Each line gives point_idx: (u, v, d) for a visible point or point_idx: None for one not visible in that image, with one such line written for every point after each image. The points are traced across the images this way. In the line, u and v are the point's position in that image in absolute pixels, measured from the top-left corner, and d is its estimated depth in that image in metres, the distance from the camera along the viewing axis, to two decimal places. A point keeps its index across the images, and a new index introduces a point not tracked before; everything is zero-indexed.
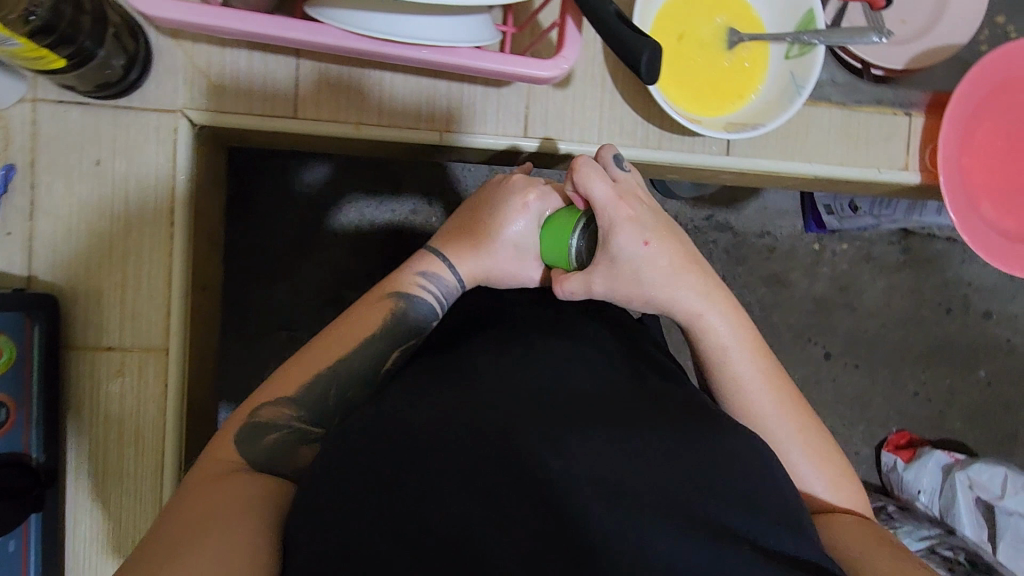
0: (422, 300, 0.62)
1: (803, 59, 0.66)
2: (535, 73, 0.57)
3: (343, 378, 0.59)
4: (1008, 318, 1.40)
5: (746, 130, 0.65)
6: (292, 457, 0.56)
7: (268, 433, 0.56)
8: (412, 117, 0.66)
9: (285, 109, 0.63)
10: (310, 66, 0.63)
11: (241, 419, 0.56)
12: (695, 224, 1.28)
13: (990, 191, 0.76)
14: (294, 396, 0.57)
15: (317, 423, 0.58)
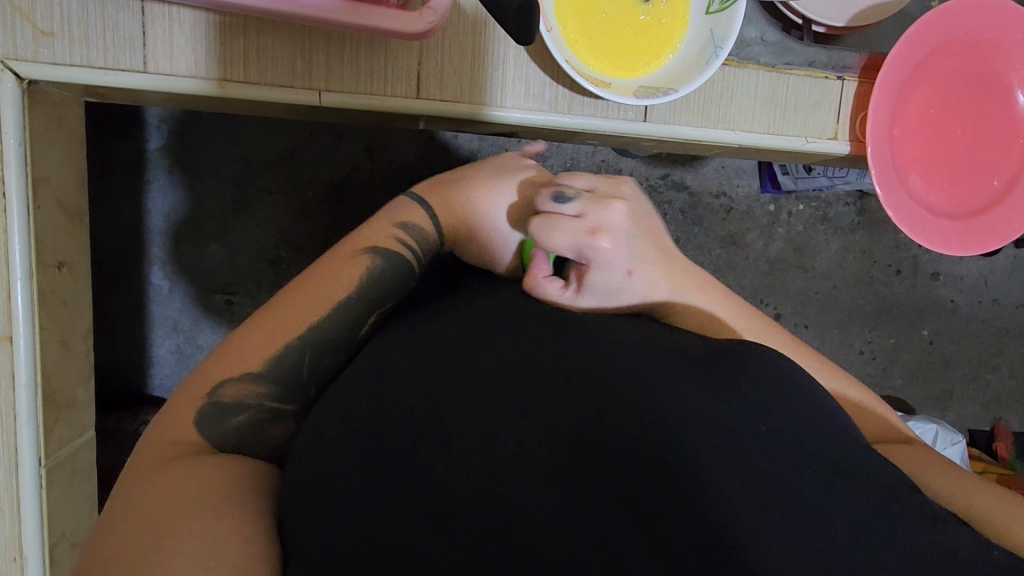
0: (398, 257, 0.59)
1: (722, 15, 0.60)
2: (402, 29, 0.53)
3: (315, 346, 0.54)
4: (953, 279, 1.40)
5: (656, 95, 0.60)
6: (264, 438, 0.51)
7: (234, 413, 0.50)
8: (285, 74, 0.58)
9: (132, 61, 0.55)
10: (159, 11, 0.54)
11: (199, 400, 0.50)
12: (651, 183, 1.22)
13: (917, 163, 0.74)
14: (261, 370, 0.52)
15: (289, 399, 0.52)
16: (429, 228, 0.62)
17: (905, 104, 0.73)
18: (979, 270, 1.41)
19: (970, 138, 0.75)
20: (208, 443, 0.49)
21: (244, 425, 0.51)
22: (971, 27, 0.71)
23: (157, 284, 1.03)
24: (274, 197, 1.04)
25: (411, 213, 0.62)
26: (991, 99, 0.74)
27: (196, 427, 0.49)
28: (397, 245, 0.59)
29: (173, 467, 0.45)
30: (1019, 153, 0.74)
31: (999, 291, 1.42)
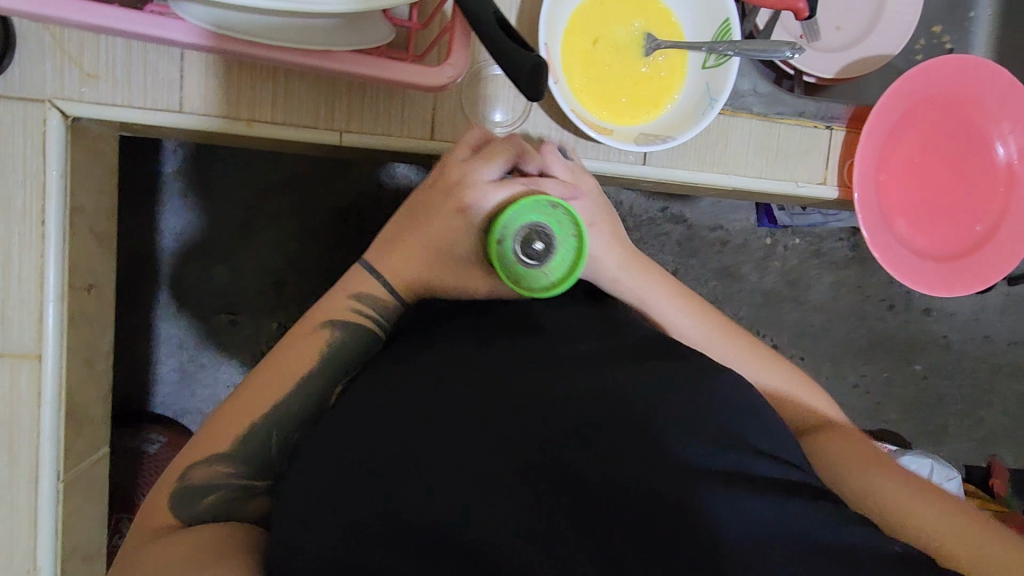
0: (360, 331, 0.58)
1: (717, 70, 0.65)
2: (425, 81, 0.56)
3: (274, 423, 0.55)
4: (945, 315, 1.43)
5: (654, 143, 0.64)
6: (241, 512, 0.53)
7: (205, 493, 0.53)
8: (310, 115, 0.62)
9: (169, 102, 0.59)
10: (197, 58, 0.59)
11: (170, 487, 0.53)
12: (651, 215, 1.27)
13: (903, 209, 0.78)
14: (226, 450, 0.54)
15: (255, 474, 0.54)
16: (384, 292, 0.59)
17: (891, 151, 0.77)
18: (970, 306, 1.44)
19: (953, 184, 0.79)
20: (185, 519, 0.51)
21: (214, 501, 0.53)
22: (951, 83, 0.76)
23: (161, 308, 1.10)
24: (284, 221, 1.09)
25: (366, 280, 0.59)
26: (973, 149, 0.78)
27: (173, 507, 0.52)
28: (357, 317, 0.58)
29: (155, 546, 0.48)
30: (1000, 201, 0.78)
31: (990, 328, 1.45)
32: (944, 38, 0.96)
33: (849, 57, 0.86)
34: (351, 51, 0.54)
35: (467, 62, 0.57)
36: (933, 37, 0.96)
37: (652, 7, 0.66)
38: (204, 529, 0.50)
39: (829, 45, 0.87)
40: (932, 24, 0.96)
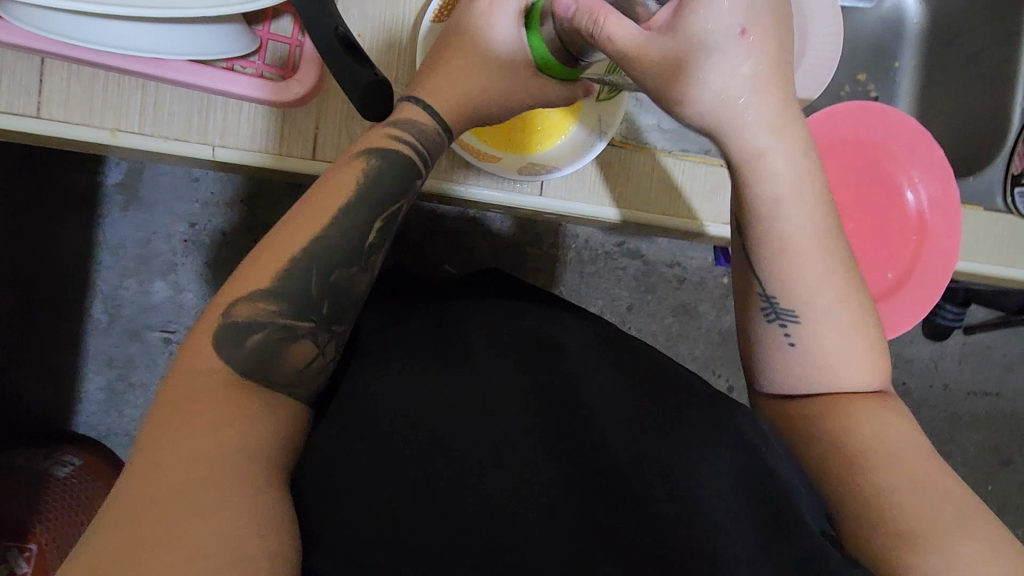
0: (393, 158, 0.54)
1: (609, 104, 0.66)
2: (270, 97, 0.58)
3: (322, 259, 0.50)
4: (904, 361, 1.43)
5: (537, 173, 0.65)
6: (281, 360, 0.48)
7: (250, 333, 0.48)
8: (181, 128, 0.59)
9: (25, 107, 0.56)
10: (59, 66, 0.56)
11: (212, 322, 0.48)
12: (606, 249, 1.25)
13: None
14: (272, 286, 0.49)
15: (303, 317, 0.50)
16: (429, 121, 0.56)
17: None
18: (929, 353, 1.46)
19: (865, 229, 0.78)
20: (230, 364, 0.46)
21: (258, 345, 0.47)
22: (857, 129, 0.76)
23: (96, 317, 1.21)
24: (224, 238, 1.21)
25: (407, 111, 0.56)
26: (885, 194, 0.78)
27: (216, 349, 0.46)
28: (391, 143, 0.54)
29: (189, 403, 0.43)
30: (912, 248, 0.77)
31: (949, 377, 1.47)
32: (870, 86, 0.96)
33: None
34: (188, 61, 0.55)
35: (313, 80, 0.58)
36: (859, 85, 0.96)
37: None
38: (245, 396, 0.45)
39: None
40: (857, 71, 0.96)
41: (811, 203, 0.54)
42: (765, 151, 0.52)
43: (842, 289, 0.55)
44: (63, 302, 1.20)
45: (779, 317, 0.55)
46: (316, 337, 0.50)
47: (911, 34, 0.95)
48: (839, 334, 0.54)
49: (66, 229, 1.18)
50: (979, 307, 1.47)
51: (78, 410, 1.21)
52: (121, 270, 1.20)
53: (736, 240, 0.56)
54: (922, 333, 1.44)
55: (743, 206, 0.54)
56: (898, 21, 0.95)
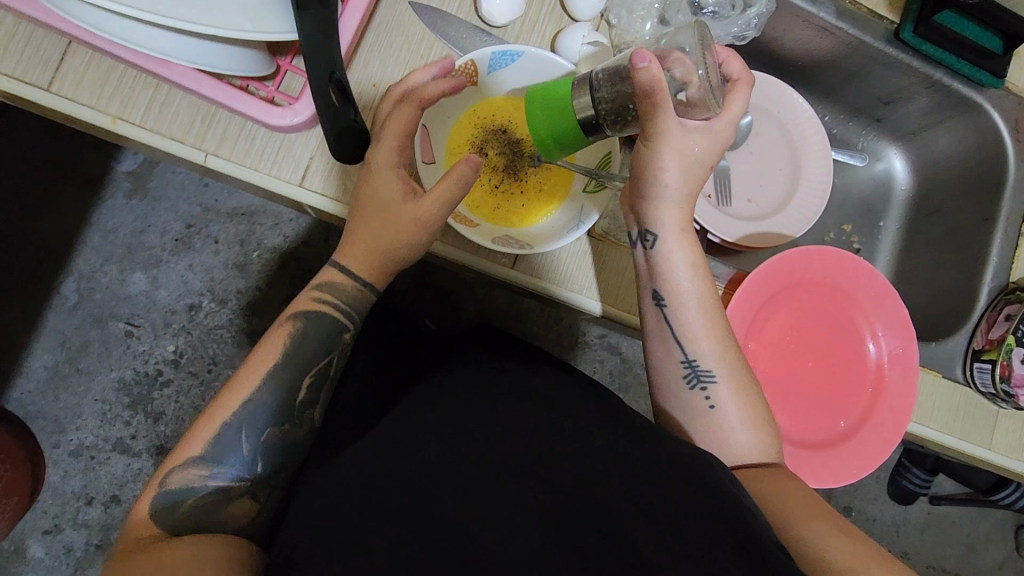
0: (324, 320, 0.62)
1: (596, 196, 0.67)
2: (269, 120, 0.59)
3: (253, 424, 0.58)
4: (866, 519, 1.43)
5: (508, 246, 0.64)
6: (218, 515, 0.56)
7: (184, 496, 0.55)
8: (180, 129, 0.61)
9: (39, 78, 0.59)
10: (83, 49, 0.59)
11: (153, 491, 0.55)
12: (586, 340, 1.25)
13: (770, 381, 0.77)
14: (200, 453, 0.57)
15: (239, 477, 0.57)
16: (351, 281, 0.62)
17: (765, 323, 0.77)
18: (892, 516, 1.45)
19: (822, 370, 0.79)
20: (170, 526, 0.54)
21: (197, 504, 0.55)
22: (830, 271, 0.78)
23: (63, 297, 1.19)
24: (216, 246, 1.22)
25: (333, 273, 0.62)
26: (840, 336, 0.79)
27: (156, 517, 0.54)
28: (318, 309, 0.61)
29: (141, 551, 0.50)
30: (867, 399, 0.78)
31: (910, 545, 1.46)
32: (854, 237, 1.02)
33: (754, 228, 0.89)
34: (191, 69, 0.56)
35: (311, 111, 0.60)
36: (844, 234, 1.02)
37: None
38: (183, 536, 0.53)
39: (737, 212, 0.91)
40: (844, 221, 1.02)
41: (699, 297, 0.62)
42: (665, 249, 0.62)
43: (731, 371, 0.61)
44: (33, 273, 1.19)
45: (700, 382, 0.61)
46: (253, 491, 0.58)
47: (898, 199, 1.02)
48: (738, 411, 0.60)
49: (60, 204, 1.19)
50: (946, 478, 1.46)
51: (16, 384, 1.18)
52: (104, 254, 1.20)
53: (653, 317, 0.63)
54: (887, 493, 1.44)
55: (660, 289, 0.62)
56: (887, 185, 1.02)
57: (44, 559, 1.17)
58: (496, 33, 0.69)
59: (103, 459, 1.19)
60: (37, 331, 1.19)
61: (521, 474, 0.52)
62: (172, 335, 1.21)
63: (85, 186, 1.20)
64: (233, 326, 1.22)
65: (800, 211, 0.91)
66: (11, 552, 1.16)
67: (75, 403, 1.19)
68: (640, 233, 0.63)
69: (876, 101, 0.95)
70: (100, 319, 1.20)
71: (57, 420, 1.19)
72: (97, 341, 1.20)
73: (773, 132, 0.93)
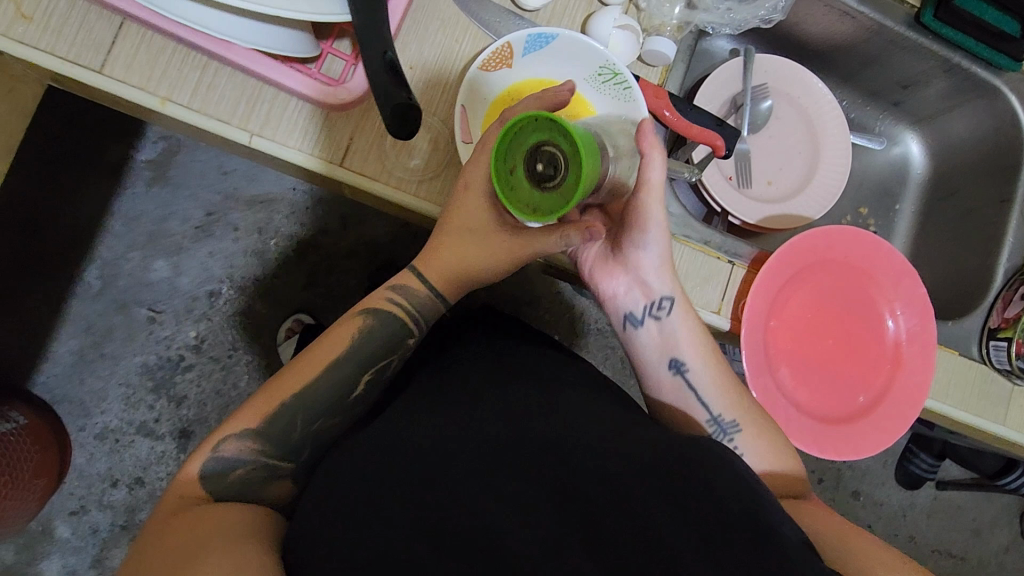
0: (393, 320, 0.64)
1: None
2: (320, 100, 0.63)
3: (306, 411, 0.60)
4: (873, 503, 1.46)
5: None
6: (259, 490, 0.58)
7: (233, 469, 0.58)
8: (225, 110, 0.63)
9: (91, 61, 0.61)
10: (133, 32, 0.61)
11: (206, 452, 0.58)
12: (600, 325, 1.27)
13: (790, 358, 0.80)
14: (259, 428, 0.59)
15: (285, 458, 0.60)
16: (422, 287, 0.65)
17: (787, 301, 0.80)
18: (900, 500, 1.47)
19: (841, 349, 0.81)
20: (211, 493, 0.56)
21: (238, 474, 0.58)
22: (849, 252, 0.80)
23: (87, 283, 1.22)
24: (237, 232, 1.25)
25: (409, 279, 0.65)
26: (858, 316, 0.81)
27: (202, 480, 0.57)
28: (387, 307, 0.64)
29: (183, 513, 0.53)
30: (885, 375, 0.80)
31: (917, 529, 1.48)
32: (870, 220, 1.03)
33: (774, 211, 0.91)
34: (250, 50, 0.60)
35: (361, 90, 0.64)
36: (860, 217, 1.03)
37: None
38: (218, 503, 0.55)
39: (757, 195, 0.93)
40: (861, 204, 1.04)
41: (708, 355, 0.67)
42: (676, 318, 0.67)
43: (751, 416, 0.65)
44: (59, 259, 1.21)
45: (728, 437, 0.64)
46: (294, 473, 0.61)
47: (914, 182, 1.03)
48: (757, 445, 0.63)
49: (85, 190, 1.21)
50: (953, 464, 1.48)
51: (41, 368, 1.20)
52: (127, 241, 1.23)
53: (674, 386, 0.66)
54: (894, 478, 1.47)
55: (678, 356, 0.66)
56: (903, 168, 1.04)
57: (71, 539, 1.20)
58: (528, 17, 0.71)
59: (128, 442, 1.22)
60: (61, 317, 1.21)
61: (552, 440, 0.53)
62: (193, 321, 1.24)
63: (111, 172, 1.22)
64: (255, 312, 1.25)
65: (818, 194, 0.93)
66: (39, 532, 1.19)
67: (100, 387, 1.22)
68: (652, 303, 0.67)
69: (895, 85, 0.96)
70: (126, 304, 1.23)
71: (83, 404, 1.22)
72: (123, 325, 1.22)
73: (793, 116, 0.94)
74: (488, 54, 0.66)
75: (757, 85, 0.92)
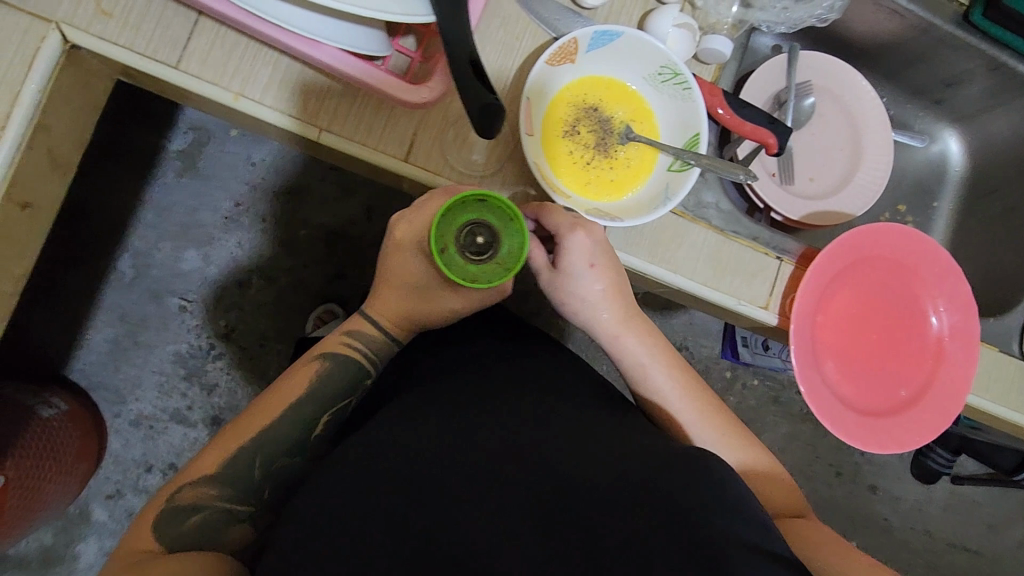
0: (348, 362, 0.67)
1: (679, 175, 0.70)
2: (405, 97, 0.62)
3: (269, 449, 0.62)
4: (890, 497, 1.48)
5: (602, 217, 0.67)
6: (219, 535, 0.59)
7: (192, 514, 0.59)
8: (294, 106, 0.65)
9: (168, 57, 0.62)
10: (209, 28, 0.63)
11: (160, 503, 0.59)
12: None
13: (835, 353, 0.81)
14: (216, 473, 0.60)
15: (243, 502, 0.61)
16: (376, 331, 0.69)
17: (832, 295, 0.81)
18: (916, 495, 1.49)
19: (885, 343, 0.83)
20: (168, 544, 0.57)
21: (194, 525, 0.58)
22: (897, 249, 0.81)
23: (120, 271, 1.23)
24: (268, 224, 1.26)
25: (360, 321, 0.69)
26: (902, 311, 0.82)
27: (157, 530, 0.57)
28: (343, 350, 0.67)
29: (139, 564, 0.53)
30: (927, 369, 0.81)
31: (933, 524, 1.50)
32: (908, 217, 1.04)
33: (815, 207, 0.92)
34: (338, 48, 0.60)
35: (443, 88, 0.63)
36: (898, 214, 1.04)
37: (633, 99, 0.73)
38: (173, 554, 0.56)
39: (798, 191, 0.94)
40: (899, 202, 1.04)
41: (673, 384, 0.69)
42: (633, 354, 0.69)
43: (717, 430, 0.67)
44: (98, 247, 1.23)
45: None
46: (253, 519, 0.62)
47: (952, 180, 1.04)
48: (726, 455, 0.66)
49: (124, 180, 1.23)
50: (970, 460, 1.49)
51: (77, 355, 1.22)
52: (159, 231, 1.24)
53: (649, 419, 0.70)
54: (911, 474, 1.48)
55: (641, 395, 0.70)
56: (942, 166, 1.04)
57: (107, 522, 1.23)
58: (586, 14, 0.72)
59: (162, 428, 1.25)
60: (96, 305, 1.23)
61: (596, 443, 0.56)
62: (224, 310, 1.26)
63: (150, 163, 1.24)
64: (287, 303, 1.27)
65: (858, 191, 0.94)
66: (76, 514, 1.22)
67: (134, 374, 1.24)
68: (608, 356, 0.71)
69: (938, 83, 0.97)
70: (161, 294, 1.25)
71: (118, 390, 1.24)
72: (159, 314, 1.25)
73: (836, 113, 0.95)
74: (554, 50, 0.66)
75: (800, 82, 0.92)
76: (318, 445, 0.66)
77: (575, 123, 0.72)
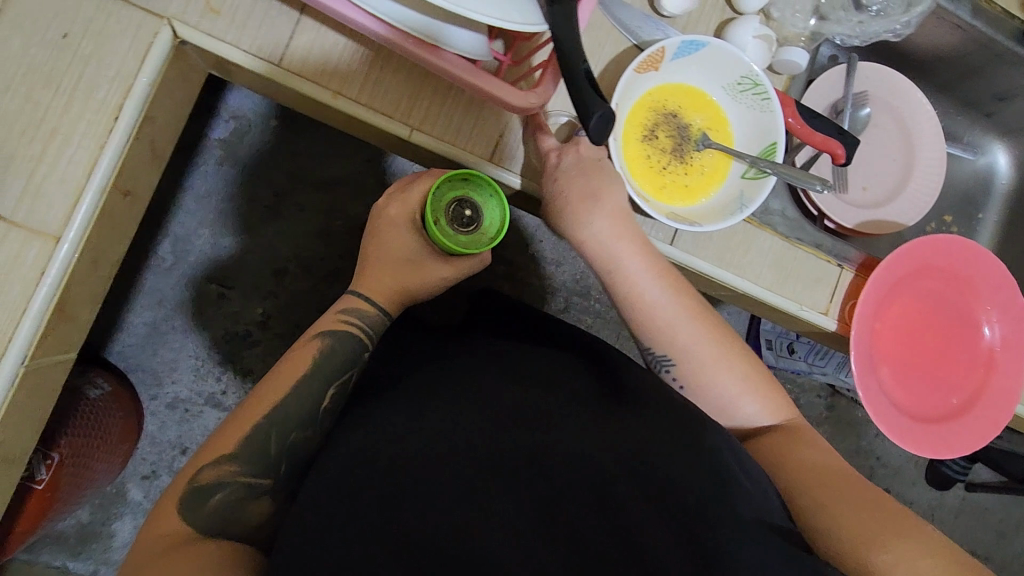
0: (347, 337, 0.67)
1: (754, 183, 0.72)
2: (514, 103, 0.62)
3: (285, 425, 0.62)
4: (904, 502, 1.50)
5: (682, 221, 0.69)
6: (241, 514, 0.59)
7: (213, 495, 0.58)
8: (389, 105, 0.67)
9: (272, 54, 0.64)
10: (311, 28, 0.65)
11: (181, 488, 0.58)
12: None
13: (890, 359, 0.83)
14: (234, 453, 0.60)
15: (261, 477, 0.61)
16: (371, 307, 0.70)
17: (890, 304, 0.83)
18: (930, 500, 1.51)
19: (937, 350, 0.85)
20: (199, 529, 0.56)
21: (220, 503, 0.58)
22: (954, 258, 0.83)
23: (161, 256, 1.25)
24: (304, 214, 1.28)
25: (353, 299, 0.70)
26: (955, 320, 0.85)
27: (182, 513, 0.57)
28: (345, 326, 0.68)
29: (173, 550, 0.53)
30: (979, 377, 0.84)
31: (946, 529, 1.52)
32: (953, 226, 1.06)
33: (870, 215, 0.94)
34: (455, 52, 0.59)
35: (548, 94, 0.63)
36: (944, 224, 1.06)
37: (709, 107, 0.75)
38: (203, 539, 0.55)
39: (850, 199, 0.96)
40: (945, 212, 1.06)
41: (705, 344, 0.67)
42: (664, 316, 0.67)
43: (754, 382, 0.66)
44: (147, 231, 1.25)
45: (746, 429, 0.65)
46: (273, 493, 0.61)
47: (998, 192, 1.06)
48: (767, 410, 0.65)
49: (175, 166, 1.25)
50: (985, 468, 1.52)
51: (117, 337, 1.24)
52: (199, 217, 1.25)
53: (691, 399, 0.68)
54: (926, 479, 1.51)
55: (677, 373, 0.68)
56: (989, 178, 1.06)
57: (143, 501, 1.26)
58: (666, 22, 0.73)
59: (197, 412, 1.28)
60: (137, 290, 1.24)
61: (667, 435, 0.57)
62: (261, 297, 1.28)
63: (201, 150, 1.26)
64: (326, 293, 1.30)
65: (910, 201, 0.96)
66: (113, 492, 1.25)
67: (172, 357, 1.26)
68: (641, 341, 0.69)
69: (992, 96, 0.98)
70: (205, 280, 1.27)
71: (156, 372, 1.26)
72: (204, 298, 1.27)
73: (890, 124, 0.97)
74: (643, 58, 0.68)
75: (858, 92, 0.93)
76: (328, 419, 0.65)
77: (654, 127, 0.73)
